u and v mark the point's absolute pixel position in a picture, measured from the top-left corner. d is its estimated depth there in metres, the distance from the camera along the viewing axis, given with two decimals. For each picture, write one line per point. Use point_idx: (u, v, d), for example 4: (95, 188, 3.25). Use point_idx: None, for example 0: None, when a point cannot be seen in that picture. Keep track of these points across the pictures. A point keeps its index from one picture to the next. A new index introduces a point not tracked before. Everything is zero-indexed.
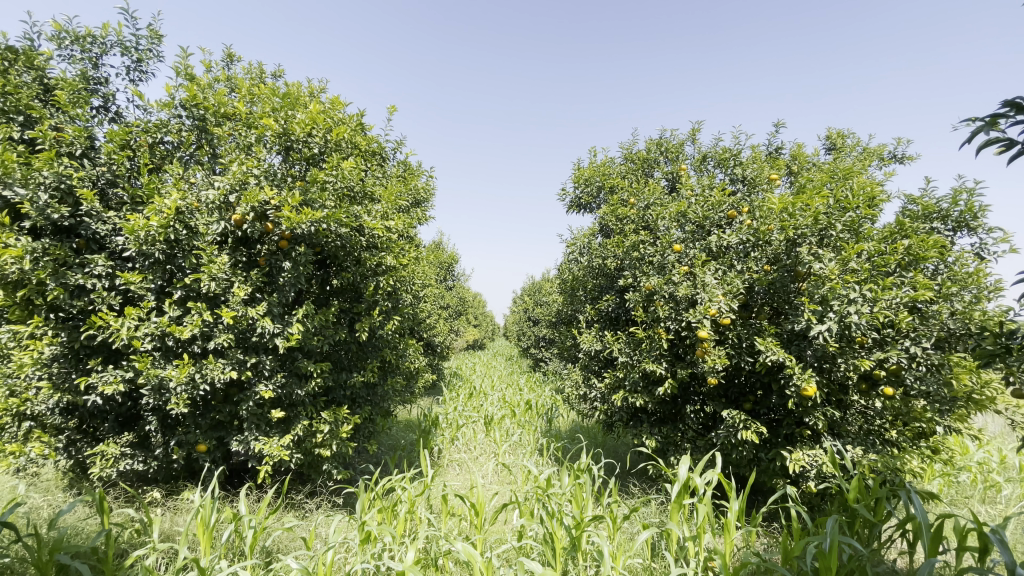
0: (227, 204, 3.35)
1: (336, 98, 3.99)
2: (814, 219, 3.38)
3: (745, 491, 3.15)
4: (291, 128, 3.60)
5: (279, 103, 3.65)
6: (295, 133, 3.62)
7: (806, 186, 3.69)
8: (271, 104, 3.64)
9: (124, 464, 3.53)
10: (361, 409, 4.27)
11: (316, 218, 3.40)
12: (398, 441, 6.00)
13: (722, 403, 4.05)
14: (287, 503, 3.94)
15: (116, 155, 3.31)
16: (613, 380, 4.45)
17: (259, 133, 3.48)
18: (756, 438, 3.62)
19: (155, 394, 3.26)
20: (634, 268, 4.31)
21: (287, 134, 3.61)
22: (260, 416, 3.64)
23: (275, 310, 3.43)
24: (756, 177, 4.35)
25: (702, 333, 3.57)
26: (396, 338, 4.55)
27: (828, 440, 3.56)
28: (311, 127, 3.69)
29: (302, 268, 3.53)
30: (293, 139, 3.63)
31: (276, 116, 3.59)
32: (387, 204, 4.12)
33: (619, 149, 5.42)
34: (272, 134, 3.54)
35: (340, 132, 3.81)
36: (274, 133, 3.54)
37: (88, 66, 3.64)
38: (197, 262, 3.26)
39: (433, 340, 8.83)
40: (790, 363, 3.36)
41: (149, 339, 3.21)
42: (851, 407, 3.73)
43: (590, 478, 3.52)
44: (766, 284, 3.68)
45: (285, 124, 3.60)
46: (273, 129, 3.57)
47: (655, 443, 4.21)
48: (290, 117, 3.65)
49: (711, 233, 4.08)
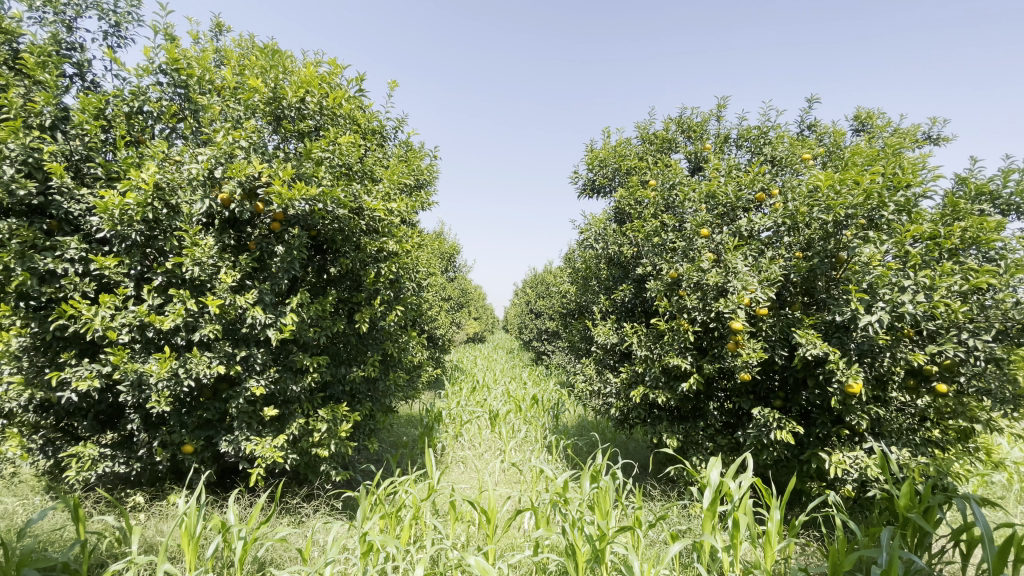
0: (212, 180, 3.01)
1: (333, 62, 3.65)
2: (865, 196, 3.06)
3: (785, 499, 2.86)
4: (282, 92, 3.25)
5: (268, 63, 3.28)
6: (286, 98, 3.26)
7: (849, 162, 3.37)
8: (260, 67, 3.28)
9: (104, 466, 3.23)
10: (363, 405, 3.98)
11: (311, 196, 3.07)
12: (399, 439, 5.70)
13: (751, 401, 3.77)
14: (282, 507, 3.64)
15: (89, 126, 2.98)
16: (631, 375, 4.15)
17: (246, 97, 3.15)
18: (791, 439, 3.34)
19: (134, 391, 2.95)
20: (656, 255, 4.00)
21: (278, 102, 3.26)
22: (251, 414, 3.35)
23: (267, 298, 3.13)
24: (787, 157, 4.04)
25: (736, 324, 3.28)
26: (399, 330, 4.24)
27: (869, 441, 3.29)
28: (304, 93, 3.34)
29: (297, 252, 3.22)
30: (284, 107, 3.28)
31: (265, 80, 3.21)
32: (389, 184, 3.80)
33: (635, 129, 5.09)
34: (260, 98, 3.18)
35: (337, 100, 3.46)
36: (262, 98, 3.18)
37: (61, 28, 3.30)
38: (179, 244, 2.95)
39: (435, 332, 8.52)
40: (833, 357, 3.07)
41: (127, 331, 2.89)
42: (891, 404, 3.46)
43: (613, 481, 3.23)
44: (804, 270, 3.37)
45: (275, 88, 3.24)
46: (262, 93, 3.21)
47: (677, 443, 3.94)
48: (281, 81, 3.30)
49: (740, 216, 3.79)
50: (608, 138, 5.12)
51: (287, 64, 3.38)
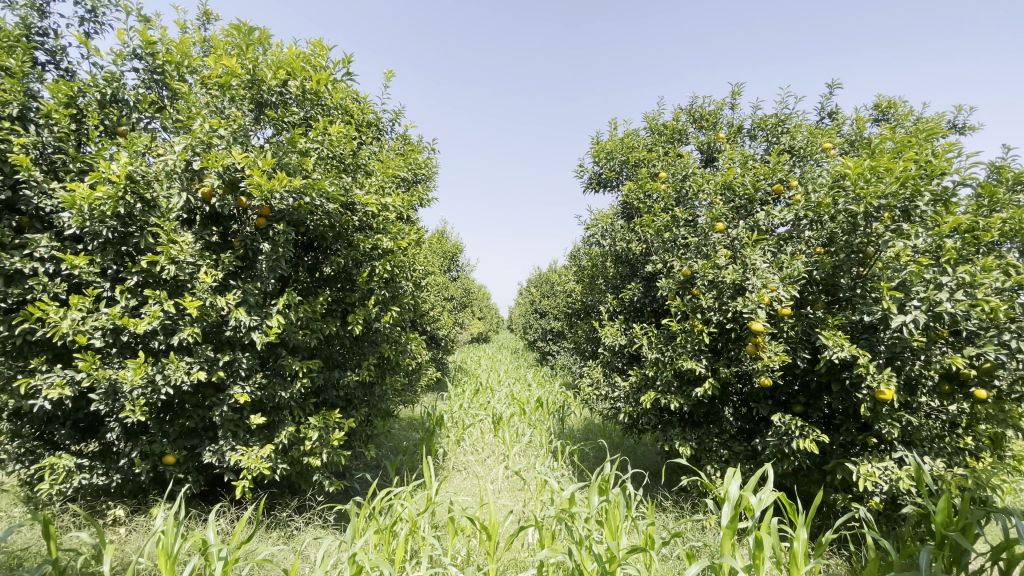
0: (193, 173, 2.81)
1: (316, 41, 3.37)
2: (899, 186, 2.78)
3: (812, 515, 2.60)
4: (261, 76, 3.04)
5: (245, 43, 3.05)
6: (266, 81, 3.05)
7: (878, 148, 3.11)
8: (237, 47, 3.06)
9: (80, 479, 3.04)
10: (358, 411, 3.77)
11: (295, 188, 2.86)
12: (399, 444, 5.49)
13: (770, 406, 3.53)
14: (272, 520, 3.43)
15: (58, 115, 2.76)
16: (641, 379, 3.92)
17: (222, 80, 2.92)
18: (815, 449, 3.10)
19: (108, 399, 2.75)
20: (667, 252, 3.77)
21: (259, 87, 3.06)
22: (237, 422, 3.14)
23: (251, 300, 2.92)
24: (806, 146, 3.81)
25: (756, 325, 3.03)
26: (395, 332, 4.03)
27: (900, 450, 3.05)
28: (287, 79, 3.14)
29: (283, 249, 3.01)
30: (266, 92, 3.08)
31: (243, 65, 2.99)
32: (383, 176, 3.60)
33: (643, 120, 4.85)
34: (238, 82, 2.97)
35: (323, 84, 3.23)
36: (240, 81, 2.97)
37: (33, 13, 3.10)
38: (154, 241, 2.75)
39: (436, 333, 8.32)
40: (863, 361, 2.83)
41: (100, 335, 2.69)
42: (921, 410, 3.22)
43: (623, 495, 3.00)
44: (828, 266, 3.14)
45: (254, 70, 3.03)
46: (240, 78, 3.00)
47: (690, 451, 3.71)
48: (259, 62, 3.07)
49: (757, 210, 3.56)
50: (615, 130, 4.89)
51: (271, 48, 3.18)
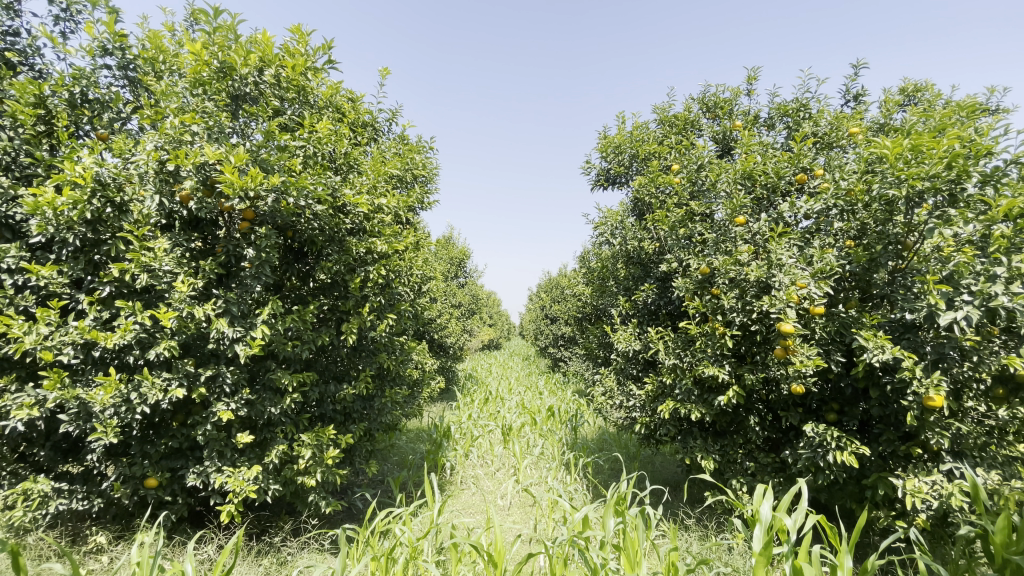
0: (171, 176, 2.62)
1: (295, 28, 3.16)
2: (945, 165, 2.46)
3: (855, 539, 2.26)
4: (230, 62, 2.83)
5: (214, 29, 2.85)
6: (237, 69, 2.84)
7: (917, 126, 2.80)
8: (205, 34, 2.85)
9: (58, 504, 2.84)
10: (356, 426, 3.53)
11: (274, 186, 2.64)
12: (404, 457, 5.26)
13: (800, 415, 3.23)
14: (263, 546, 3.19)
15: (25, 116, 2.59)
16: (657, 387, 3.65)
17: (190, 70, 2.73)
18: (855, 463, 2.78)
19: (78, 420, 2.54)
20: (682, 249, 3.52)
21: (228, 78, 2.85)
22: (223, 441, 2.92)
23: (233, 309, 2.71)
24: (831, 132, 3.56)
25: (785, 326, 2.73)
26: (395, 341, 3.81)
27: (950, 463, 2.72)
28: (261, 65, 2.92)
29: (267, 255, 2.80)
30: (237, 83, 2.86)
31: (209, 50, 2.80)
32: (375, 175, 3.40)
33: (652, 112, 4.60)
34: (207, 71, 2.77)
35: (299, 71, 3.04)
36: (209, 71, 2.77)
37: (6, 14, 2.96)
38: (125, 248, 2.56)
39: (444, 341, 8.11)
40: (906, 365, 2.52)
41: (70, 350, 2.50)
42: (970, 416, 2.88)
43: (642, 515, 2.71)
44: (863, 259, 2.85)
45: (224, 57, 2.82)
46: (210, 67, 2.82)
47: (714, 464, 3.42)
48: (228, 47, 2.85)
49: (780, 202, 3.30)
50: (623, 123, 4.64)
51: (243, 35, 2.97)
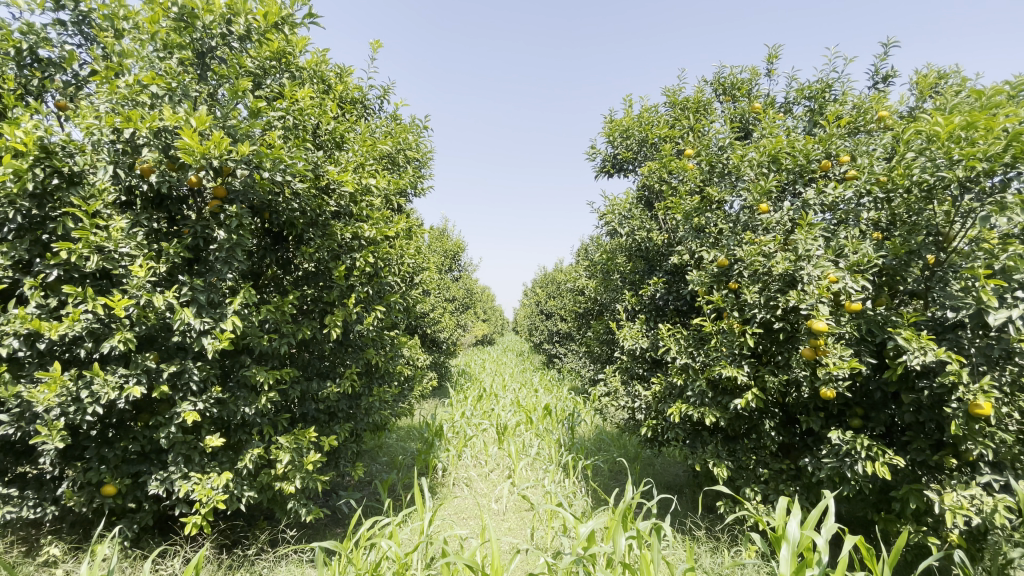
0: (131, 146, 2.32)
1: None
2: (999, 144, 2.21)
3: (899, 561, 1.97)
4: (191, 8, 2.50)
5: None
6: (201, 21, 2.51)
7: (962, 103, 2.54)
8: None
9: (6, 514, 2.52)
10: (341, 428, 3.23)
11: (244, 156, 2.34)
12: (394, 458, 4.97)
13: (822, 420, 2.99)
14: (236, 559, 2.90)
15: None
16: (667, 388, 3.39)
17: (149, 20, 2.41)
18: (887, 475, 2.53)
19: (20, 420, 2.24)
20: (695, 239, 3.26)
21: (191, 29, 2.53)
22: (190, 445, 2.61)
23: (199, 298, 2.40)
24: (858, 117, 3.31)
25: (818, 324, 2.46)
26: (383, 335, 3.51)
27: (992, 475, 2.47)
28: (229, 16, 2.61)
29: (241, 237, 2.50)
30: (201, 35, 2.54)
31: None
32: (364, 153, 3.10)
33: (663, 95, 4.32)
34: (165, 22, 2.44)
35: (272, 21, 2.72)
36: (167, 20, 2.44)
37: None
38: (75, 226, 2.25)
39: (437, 336, 7.84)
40: (952, 368, 2.26)
41: (10, 342, 2.18)
42: (1012, 423, 2.64)
43: (657, 531, 2.44)
44: (900, 251, 2.59)
45: (184, 5, 2.48)
46: (169, 16, 2.49)
47: (728, 472, 3.17)
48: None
49: (805, 189, 3.04)
50: (630, 106, 4.37)
51: None
